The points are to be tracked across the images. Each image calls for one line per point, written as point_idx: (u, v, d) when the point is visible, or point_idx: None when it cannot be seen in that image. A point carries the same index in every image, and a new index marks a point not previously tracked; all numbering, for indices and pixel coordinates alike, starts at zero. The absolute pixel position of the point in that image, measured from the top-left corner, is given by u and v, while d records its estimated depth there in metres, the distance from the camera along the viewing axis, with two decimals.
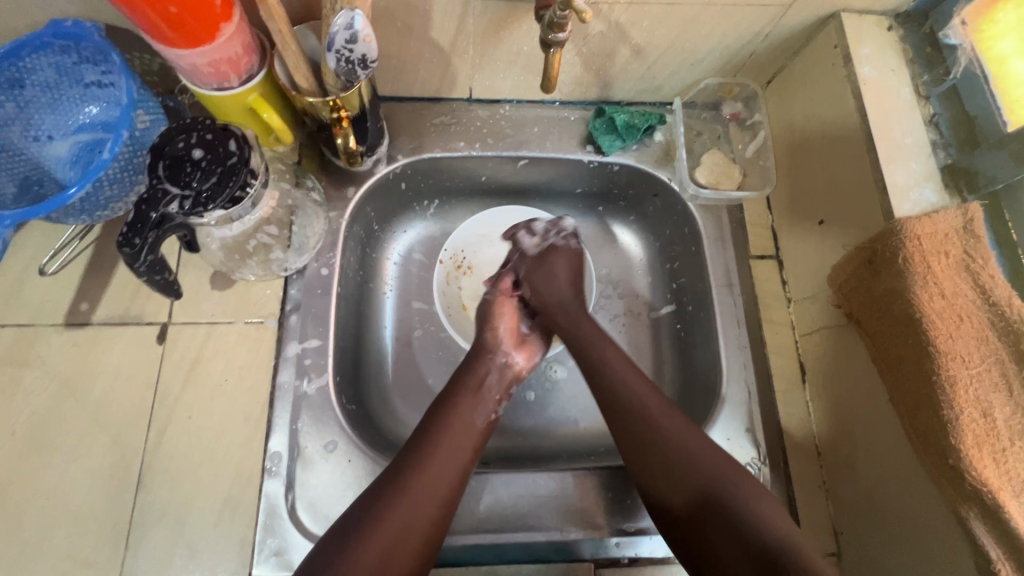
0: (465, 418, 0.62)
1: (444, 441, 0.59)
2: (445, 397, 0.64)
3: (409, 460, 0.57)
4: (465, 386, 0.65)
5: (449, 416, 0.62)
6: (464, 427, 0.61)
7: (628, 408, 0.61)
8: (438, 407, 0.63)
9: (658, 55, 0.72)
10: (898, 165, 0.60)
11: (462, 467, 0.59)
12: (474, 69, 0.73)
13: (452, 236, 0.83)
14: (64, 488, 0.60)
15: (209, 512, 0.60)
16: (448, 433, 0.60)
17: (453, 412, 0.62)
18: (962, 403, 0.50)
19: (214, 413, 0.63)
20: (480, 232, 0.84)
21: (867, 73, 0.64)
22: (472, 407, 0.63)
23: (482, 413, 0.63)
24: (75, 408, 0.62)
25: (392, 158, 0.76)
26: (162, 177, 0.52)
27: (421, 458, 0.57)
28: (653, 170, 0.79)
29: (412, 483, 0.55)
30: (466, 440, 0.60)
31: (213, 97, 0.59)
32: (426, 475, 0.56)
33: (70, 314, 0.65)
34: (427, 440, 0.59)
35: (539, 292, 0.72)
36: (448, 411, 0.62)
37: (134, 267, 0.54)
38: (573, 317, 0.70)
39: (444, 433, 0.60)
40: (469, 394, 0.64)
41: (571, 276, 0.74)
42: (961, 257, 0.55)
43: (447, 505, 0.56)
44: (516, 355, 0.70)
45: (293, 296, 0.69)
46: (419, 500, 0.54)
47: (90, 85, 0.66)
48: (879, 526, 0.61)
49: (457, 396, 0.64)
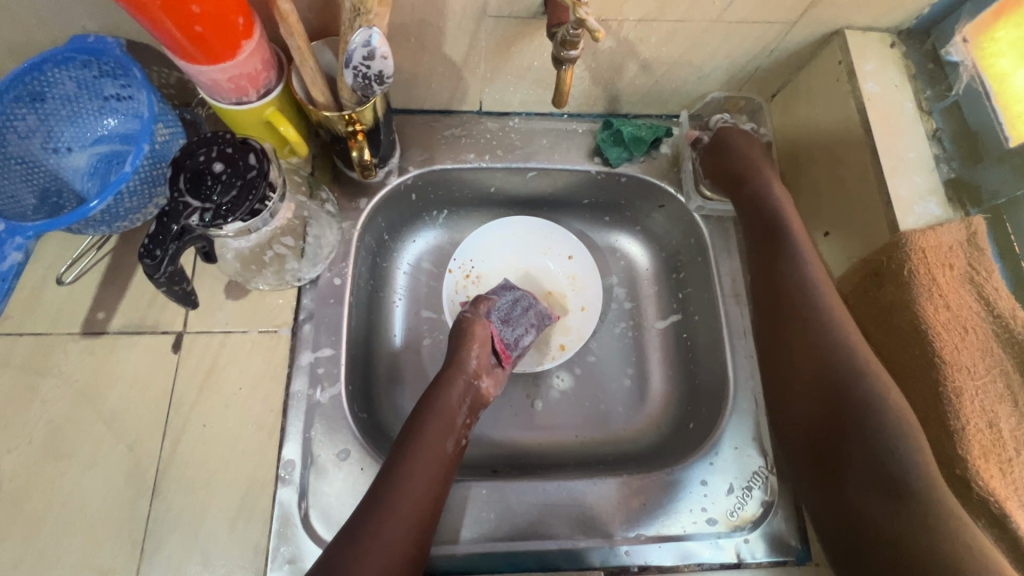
0: (430, 442, 0.61)
1: (417, 468, 0.59)
2: (413, 420, 0.63)
3: (385, 485, 0.57)
4: (430, 411, 0.63)
5: (417, 441, 0.61)
6: (432, 452, 0.60)
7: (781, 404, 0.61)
8: (408, 429, 0.62)
9: (665, 70, 0.73)
10: (903, 178, 0.61)
11: (432, 494, 0.58)
12: (484, 83, 0.74)
13: (460, 247, 0.84)
14: (81, 495, 0.61)
15: (224, 519, 0.61)
16: (415, 458, 0.59)
17: (418, 439, 0.61)
18: (968, 413, 0.52)
19: (229, 421, 0.64)
20: (488, 244, 0.85)
21: (870, 89, 0.65)
22: (440, 436, 0.62)
23: (449, 438, 0.62)
24: (92, 417, 0.63)
25: (403, 169, 0.77)
26: (183, 190, 0.53)
27: (394, 487, 0.57)
28: (660, 182, 0.80)
29: (391, 505, 0.56)
30: (435, 468, 0.60)
31: (231, 111, 0.60)
32: (400, 506, 0.56)
33: (87, 322, 0.66)
34: (397, 468, 0.58)
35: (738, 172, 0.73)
36: (417, 437, 0.61)
37: (155, 278, 0.55)
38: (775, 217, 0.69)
39: (413, 461, 0.59)
40: (437, 420, 0.63)
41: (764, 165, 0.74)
42: (964, 270, 0.56)
43: (421, 534, 0.56)
44: (484, 380, 0.69)
45: (306, 305, 0.70)
46: (396, 532, 0.55)
47: (109, 99, 0.68)
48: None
49: (424, 420, 0.63)
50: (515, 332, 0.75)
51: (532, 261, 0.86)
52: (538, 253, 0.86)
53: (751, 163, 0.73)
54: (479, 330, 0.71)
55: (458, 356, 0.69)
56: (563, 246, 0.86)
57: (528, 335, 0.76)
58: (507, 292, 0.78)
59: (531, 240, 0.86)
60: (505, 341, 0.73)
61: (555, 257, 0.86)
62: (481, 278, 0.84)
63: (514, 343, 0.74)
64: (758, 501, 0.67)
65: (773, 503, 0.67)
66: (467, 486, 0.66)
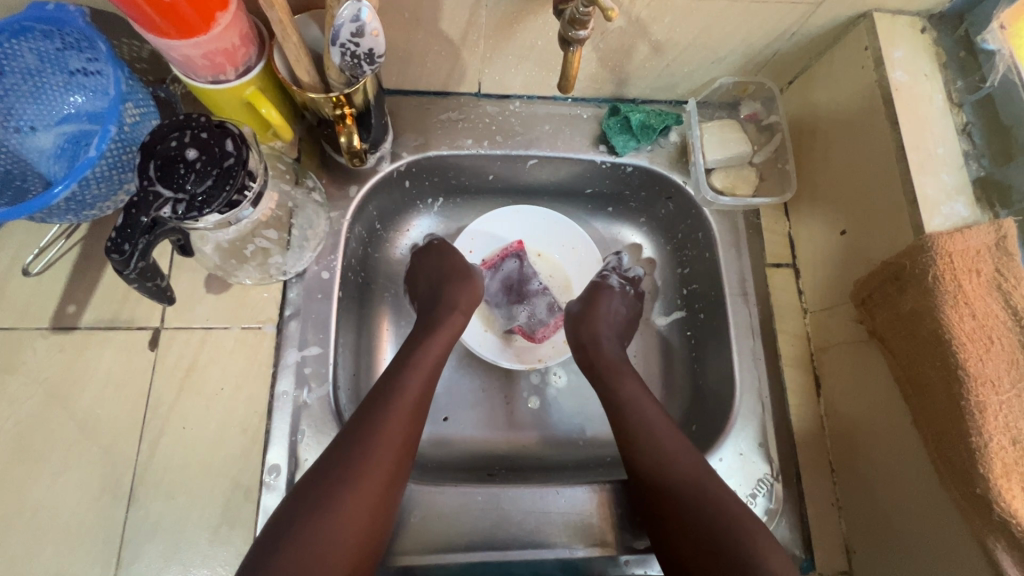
0: (426, 358, 0.63)
1: (372, 452, 0.53)
2: (378, 393, 0.59)
3: (333, 471, 0.52)
4: (388, 381, 0.60)
5: (411, 358, 0.63)
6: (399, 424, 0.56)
7: (631, 411, 0.63)
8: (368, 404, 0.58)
9: (678, 52, 0.68)
10: (931, 177, 0.57)
11: (384, 482, 0.53)
12: (484, 63, 0.69)
13: (462, 235, 0.81)
14: (53, 501, 0.57)
15: (205, 527, 0.58)
16: (370, 445, 0.54)
17: (412, 358, 0.63)
18: (991, 429, 0.49)
19: (210, 423, 0.61)
20: (484, 231, 0.82)
21: (898, 79, 0.61)
22: (443, 346, 0.66)
23: (408, 418, 0.57)
24: (63, 418, 0.60)
25: (396, 155, 0.73)
26: (153, 179, 0.48)
27: (343, 476, 0.52)
28: (668, 172, 0.76)
29: (338, 494, 0.50)
30: (392, 455, 0.54)
31: (208, 90, 0.55)
32: (388, 435, 0.55)
33: (57, 317, 0.62)
34: (354, 456, 0.53)
35: (580, 326, 0.74)
36: (382, 420, 0.56)
37: (125, 274, 0.51)
38: (615, 366, 0.69)
39: (407, 381, 0.60)
40: (394, 392, 0.59)
41: (616, 324, 0.75)
42: (991, 275, 0.53)
43: (402, 465, 0.56)
44: (470, 290, 0.73)
45: (292, 300, 0.65)
46: (358, 507, 0.51)
47: (75, 73, 0.62)
48: (908, 561, 0.58)
49: (390, 395, 0.58)
50: (524, 278, 0.80)
51: (536, 246, 0.83)
52: (542, 246, 0.83)
53: (598, 331, 0.73)
54: (463, 265, 0.75)
55: (454, 274, 0.74)
56: (567, 235, 0.83)
57: (541, 305, 0.80)
58: (538, 300, 0.80)
59: (536, 224, 0.83)
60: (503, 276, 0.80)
61: (558, 246, 0.83)
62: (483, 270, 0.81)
63: (500, 269, 0.81)
64: (763, 509, 0.65)
65: (777, 511, 0.65)
66: (461, 492, 0.63)
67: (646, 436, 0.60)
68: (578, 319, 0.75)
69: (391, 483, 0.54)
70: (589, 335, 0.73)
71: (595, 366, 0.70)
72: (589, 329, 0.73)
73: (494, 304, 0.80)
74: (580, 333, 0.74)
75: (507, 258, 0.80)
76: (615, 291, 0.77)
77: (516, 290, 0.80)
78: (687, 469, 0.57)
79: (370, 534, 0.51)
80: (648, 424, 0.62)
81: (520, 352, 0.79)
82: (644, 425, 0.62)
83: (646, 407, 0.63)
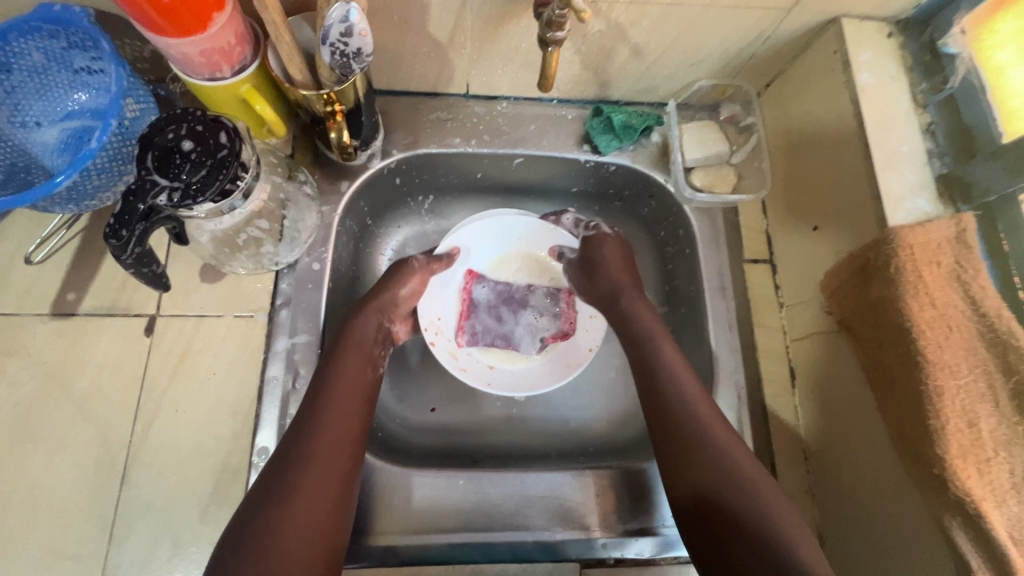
0: (360, 346, 0.64)
1: (317, 448, 0.54)
2: (313, 391, 0.59)
3: (280, 473, 0.52)
4: (322, 379, 0.60)
5: (338, 354, 0.62)
6: (341, 420, 0.57)
7: (682, 420, 0.60)
8: (308, 405, 0.58)
9: (657, 56, 0.71)
10: (895, 173, 0.60)
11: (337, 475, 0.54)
12: (471, 65, 0.72)
13: (421, 313, 0.76)
14: (49, 479, 0.59)
15: (195, 505, 0.60)
16: (314, 443, 0.54)
17: (342, 356, 0.61)
18: (948, 412, 0.51)
19: (202, 406, 0.63)
20: (439, 289, 0.79)
21: (865, 81, 0.64)
22: (367, 341, 0.64)
23: (348, 415, 0.58)
24: (61, 399, 0.62)
25: (386, 153, 0.75)
26: (151, 168, 0.51)
27: (291, 477, 0.52)
28: (650, 171, 0.79)
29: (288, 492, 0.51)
30: (338, 451, 0.55)
31: (204, 87, 0.58)
32: (328, 424, 0.56)
33: (57, 303, 0.65)
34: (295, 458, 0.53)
35: (597, 284, 0.74)
36: (319, 419, 0.56)
37: (122, 259, 0.53)
38: (649, 330, 0.68)
39: (339, 370, 0.60)
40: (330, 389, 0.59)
41: (624, 267, 0.75)
42: (951, 266, 0.55)
43: (351, 458, 0.56)
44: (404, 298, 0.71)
45: (284, 290, 0.68)
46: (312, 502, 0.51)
47: (79, 71, 0.65)
48: (875, 547, 0.59)
49: (326, 393, 0.58)
50: (502, 293, 0.80)
51: (484, 269, 0.81)
52: (492, 250, 0.82)
53: (617, 285, 0.73)
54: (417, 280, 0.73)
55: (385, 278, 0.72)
56: (508, 224, 0.81)
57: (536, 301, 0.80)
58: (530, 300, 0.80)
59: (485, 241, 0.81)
60: (485, 310, 0.79)
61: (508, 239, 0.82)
62: (465, 326, 0.78)
63: (477, 306, 0.79)
64: None
65: None
66: (444, 476, 0.65)
67: (700, 451, 0.57)
68: (592, 264, 0.76)
69: (345, 476, 0.55)
70: (609, 287, 0.73)
71: (627, 318, 0.71)
72: (614, 278, 0.74)
73: (504, 340, 0.78)
74: (600, 289, 0.74)
75: (474, 292, 0.79)
76: (608, 237, 0.77)
77: (505, 309, 0.79)
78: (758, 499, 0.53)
79: (326, 517, 0.52)
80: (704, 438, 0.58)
81: (569, 359, 0.78)
82: (701, 436, 0.58)
83: (703, 414, 0.60)
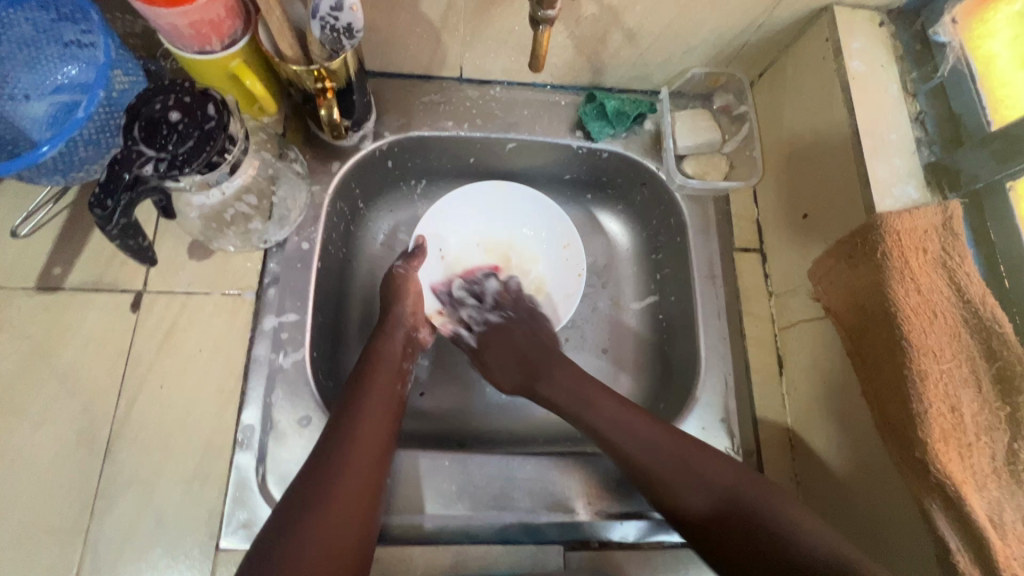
0: (389, 360, 0.65)
1: (351, 452, 0.55)
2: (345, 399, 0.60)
3: (314, 477, 0.53)
4: (354, 389, 0.61)
5: (368, 367, 0.63)
6: (374, 426, 0.58)
7: (630, 441, 0.61)
8: (341, 414, 0.59)
9: (650, 41, 0.71)
10: (883, 160, 0.60)
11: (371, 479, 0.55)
12: (465, 47, 0.72)
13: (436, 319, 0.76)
14: (31, 452, 0.59)
15: (179, 481, 0.60)
16: (349, 447, 0.55)
17: (373, 369, 0.63)
18: (931, 397, 0.51)
19: (187, 383, 0.63)
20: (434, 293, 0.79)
21: (856, 68, 0.64)
22: (394, 355, 0.66)
23: (381, 423, 0.59)
24: (46, 372, 0.62)
25: (378, 135, 0.75)
26: (137, 139, 0.50)
27: (325, 481, 0.53)
28: (642, 158, 0.79)
29: (325, 496, 0.52)
30: (371, 456, 0.56)
31: (193, 60, 0.58)
32: (360, 429, 0.57)
33: (42, 277, 0.64)
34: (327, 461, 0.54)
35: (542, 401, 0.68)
36: (351, 424, 0.57)
37: (108, 230, 0.53)
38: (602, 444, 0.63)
39: (372, 382, 0.62)
40: (364, 396, 0.60)
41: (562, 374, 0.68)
42: (937, 254, 0.55)
43: (381, 464, 0.57)
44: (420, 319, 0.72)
45: (272, 269, 0.68)
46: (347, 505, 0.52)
47: (69, 45, 0.64)
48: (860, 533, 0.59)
49: (358, 400, 0.60)
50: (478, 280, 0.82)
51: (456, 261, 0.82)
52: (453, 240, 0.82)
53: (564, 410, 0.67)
54: (414, 286, 0.72)
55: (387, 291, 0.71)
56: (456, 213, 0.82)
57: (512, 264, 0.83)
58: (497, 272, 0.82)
59: (461, 221, 0.82)
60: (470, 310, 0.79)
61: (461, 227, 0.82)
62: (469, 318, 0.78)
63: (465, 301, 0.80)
64: None
65: None
66: (430, 457, 0.65)
67: (687, 479, 0.57)
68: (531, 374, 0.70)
69: (376, 479, 0.56)
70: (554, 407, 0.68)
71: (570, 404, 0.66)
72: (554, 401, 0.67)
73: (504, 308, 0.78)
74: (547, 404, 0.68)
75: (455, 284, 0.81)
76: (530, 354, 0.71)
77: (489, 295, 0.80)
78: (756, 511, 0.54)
79: (359, 526, 0.52)
80: (692, 465, 0.58)
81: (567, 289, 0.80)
82: (665, 454, 0.59)
83: (645, 431, 0.61)
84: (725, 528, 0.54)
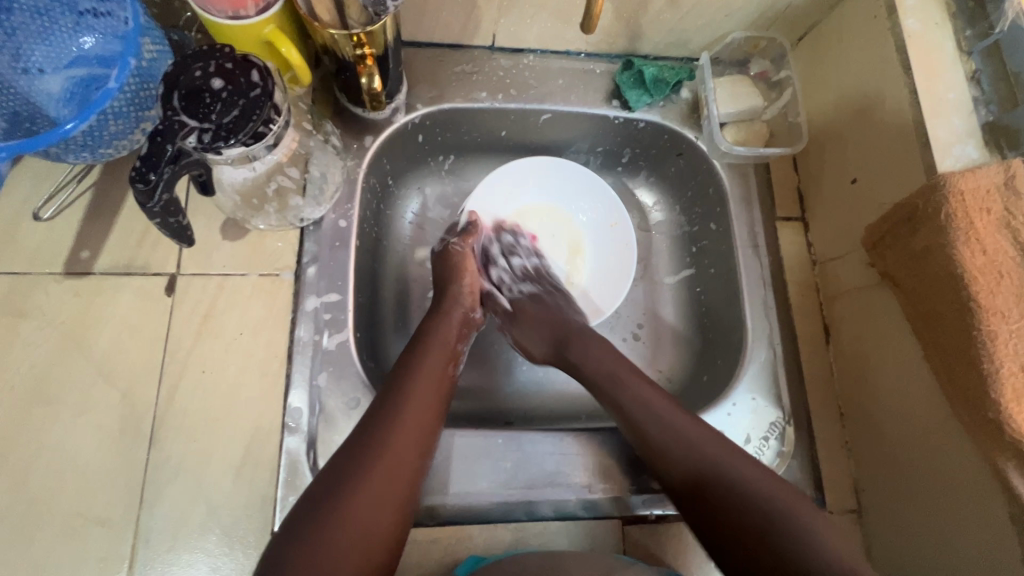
0: (444, 342, 0.62)
1: (400, 431, 0.53)
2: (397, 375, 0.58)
3: (359, 455, 0.50)
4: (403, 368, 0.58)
5: (421, 346, 0.61)
6: (422, 405, 0.56)
7: (652, 422, 0.58)
8: (389, 391, 0.56)
9: (693, 4, 0.69)
10: (943, 120, 0.59)
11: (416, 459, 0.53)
12: (500, 13, 0.69)
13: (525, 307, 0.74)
14: (71, 443, 0.57)
15: (227, 468, 0.58)
16: (395, 425, 0.53)
17: (426, 348, 0.61)
18: (1001, 356, 0.50)
19: (230, 367, 0.60)
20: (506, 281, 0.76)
21: (910, 27, 0.62)
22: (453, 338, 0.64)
23: (428, 403, 0.56)
24: (80, 360, 0.59)
25: (411, 107, 0.72)
26: (178, 108, 0.47)
27: (370, 459, 0.50)
28: (680, 128, 0.77)
29: (365, 474, 0.49)
30: (420, 435, 0.54)
31: (223, 27, 0.54)
32: (410, 407, 0.55)
33: (70, 261, 0.61)
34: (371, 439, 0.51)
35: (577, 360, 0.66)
36: (399, 402, 0.55)
37: (149, 207, 0.50)
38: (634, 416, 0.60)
39: (425, 360, 0.59)
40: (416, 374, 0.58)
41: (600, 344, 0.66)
42: (1001, 214, 0.53)
43: (428, 445, 0.55)
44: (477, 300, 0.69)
45: (309, 247, 0.65)
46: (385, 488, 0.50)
47: (85, 14, 0.60)
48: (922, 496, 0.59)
49: (408, 377, 0.57)
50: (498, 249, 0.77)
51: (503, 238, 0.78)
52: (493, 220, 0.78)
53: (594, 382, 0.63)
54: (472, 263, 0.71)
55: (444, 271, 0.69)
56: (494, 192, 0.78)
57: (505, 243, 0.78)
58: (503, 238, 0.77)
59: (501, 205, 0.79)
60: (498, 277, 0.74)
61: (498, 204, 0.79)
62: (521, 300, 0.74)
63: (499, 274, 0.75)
64: (775, 450, 0.67)
65: (789, 453, 0.67)
66: (481, 435, 0.64)
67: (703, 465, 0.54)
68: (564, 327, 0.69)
69: (421, 460, 0.54)
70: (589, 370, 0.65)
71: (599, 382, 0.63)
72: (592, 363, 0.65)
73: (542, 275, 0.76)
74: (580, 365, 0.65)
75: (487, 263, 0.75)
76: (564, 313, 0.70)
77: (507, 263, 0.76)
78: (772, 500, 0.50)
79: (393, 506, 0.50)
80: (708, 452, 0.54)
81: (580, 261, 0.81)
82: (684, 441, 0.56)
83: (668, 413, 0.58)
84: (742, 519, 0.50)
